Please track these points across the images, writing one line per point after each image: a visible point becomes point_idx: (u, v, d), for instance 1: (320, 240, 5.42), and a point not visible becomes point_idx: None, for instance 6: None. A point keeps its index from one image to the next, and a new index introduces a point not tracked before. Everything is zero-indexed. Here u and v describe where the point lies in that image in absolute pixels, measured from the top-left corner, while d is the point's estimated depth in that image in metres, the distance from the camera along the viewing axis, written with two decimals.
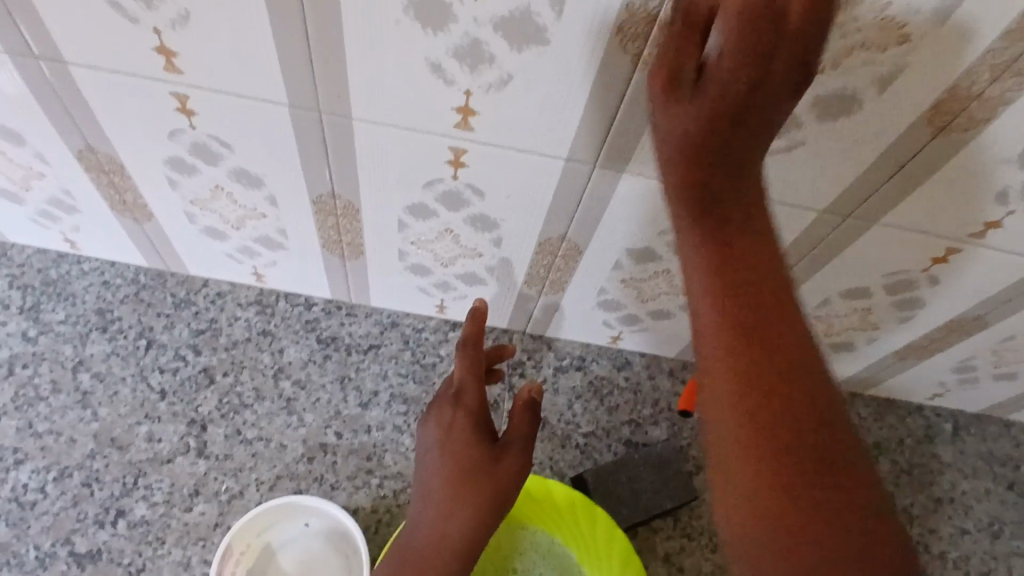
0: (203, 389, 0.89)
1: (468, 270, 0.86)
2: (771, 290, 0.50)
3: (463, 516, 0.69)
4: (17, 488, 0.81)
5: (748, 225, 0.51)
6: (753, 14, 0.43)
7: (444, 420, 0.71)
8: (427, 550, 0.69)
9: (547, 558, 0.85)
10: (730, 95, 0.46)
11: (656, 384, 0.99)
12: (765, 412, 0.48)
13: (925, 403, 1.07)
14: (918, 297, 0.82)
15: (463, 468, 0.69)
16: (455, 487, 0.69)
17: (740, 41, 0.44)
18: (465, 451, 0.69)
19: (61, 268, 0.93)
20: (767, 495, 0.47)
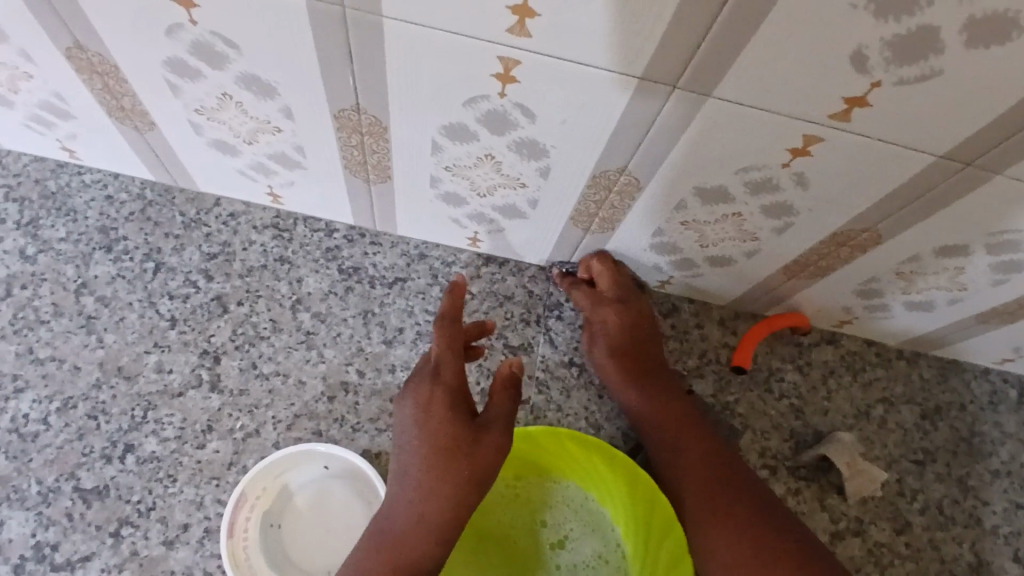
0: (216, 318, 0.82)
1: (508, 201, 0.76)
2: (657, 360, 0.81)
3: (443, 499, 0.65)
4: (19, 418, 0.76)
5: (647, 349, 0.81)
6: (596, 298, 0.82)
7: (422, 396, 0.68)
8: (405, 540, 0.64)
9: (578, 513, 0.80)
10: (608, 310, 0.81)
11: (704, 334, 0.92)
12: (697, 462, 0.73)
13: (993, 368, 0.98)
14: (1021, 260, 0.71)
15: (445, 445, 0.66)
16: (438, 470, 0.65)
17: (592, 299, 0.83)
18: (445, 428, 0.66)
19: (61, 180, 0.85)
20: (719, 517, 0.69)
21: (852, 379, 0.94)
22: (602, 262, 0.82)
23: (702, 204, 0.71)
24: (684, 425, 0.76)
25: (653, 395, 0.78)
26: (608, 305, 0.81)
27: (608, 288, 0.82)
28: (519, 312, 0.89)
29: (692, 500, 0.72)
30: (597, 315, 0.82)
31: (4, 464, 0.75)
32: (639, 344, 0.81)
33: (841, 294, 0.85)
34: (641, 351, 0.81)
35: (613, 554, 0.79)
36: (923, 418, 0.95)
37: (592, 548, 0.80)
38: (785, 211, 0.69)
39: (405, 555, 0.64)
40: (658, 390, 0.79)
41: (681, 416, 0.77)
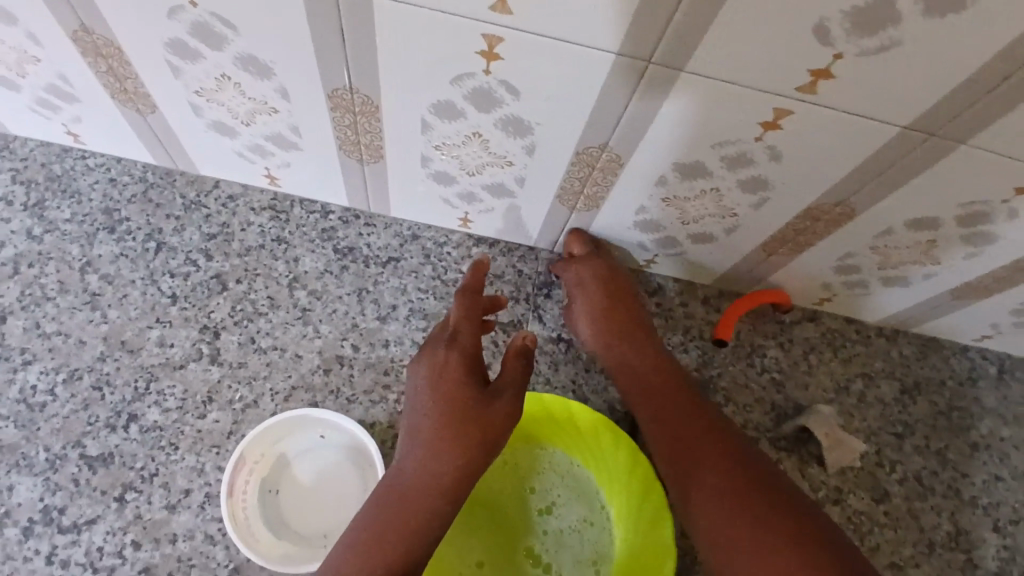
0: (216, 295, 0.85)
1: (496, 180, 0.79)
2: (643, 331, 0.85)
3: (450, 459, 0.68)
4: (26, 389, 0.80)
5: (632, 320, 0.85)
6: (574, 270, 0.87)
7: (437, 360, 0.71)
8: (411, 498, 0.67)
9: (564, 478, 0.83)
10: (587, 282, 0.86)
11: (689, 311, 0.95)
12: (691, 438, 0.73)
13: (972, 345, 1.01)
14: (990, 231, 0.74)
15: (455, 409, 0.69)
16: (448, 431, 0.68)
17: (571, 271, 0.87)
18: (459, 390, 0.69)
19: (65, 163, 0.88)
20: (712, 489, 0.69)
21: (832, 355, 0.97)
22: (576, 237, 0.86)
23: (682, 180, 0.74)
24: (679, 404, 0.77)
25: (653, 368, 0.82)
26: (587, 277, 0.86)
27: (586, 255, 0.86)
28: (509, 290, 0.92)
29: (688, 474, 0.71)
30: (577, 286, 0.86)
31: (13, 433, 0.78)
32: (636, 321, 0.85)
33: (820, 271, 0.88)
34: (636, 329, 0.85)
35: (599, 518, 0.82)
36: (902, 392, 0.98)
37: (580, 512, 0.82)
38: (761, 185, 0.72)
39: (412, 514, 0.67)
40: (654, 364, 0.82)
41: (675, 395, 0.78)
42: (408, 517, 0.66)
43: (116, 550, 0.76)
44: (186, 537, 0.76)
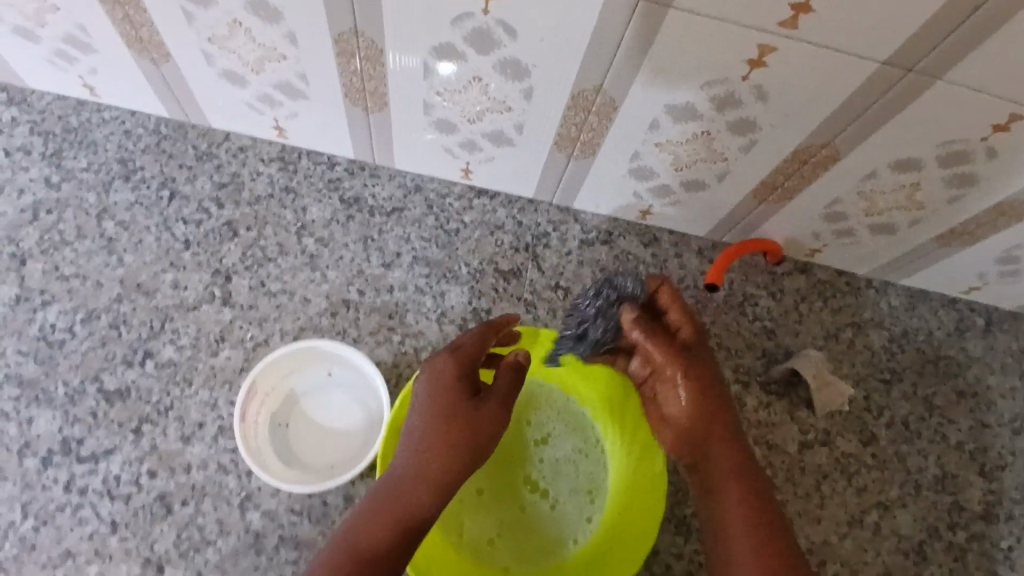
0: (227, 241, 0.89)
1: (495, 127, 0.82)
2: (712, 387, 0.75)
3: (447, 464, 0.68)
4: (46, 327, 0.84)
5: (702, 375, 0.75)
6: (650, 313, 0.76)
7: (434, 365, 0.71)
8: (405, 491, 0.67)
9: (560, 413, 0.85)
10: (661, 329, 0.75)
11: (684, 262, 0.98)
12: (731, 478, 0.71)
13: (960, 297, 1.03)
14: (971, 171, 0.77)
15: (445, 409, 0.69)
16: (451, 441, 0.68)
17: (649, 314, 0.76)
18: (462, 403, 0.70)
19: (82, 116, 0.92)
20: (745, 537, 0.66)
21: (822, 304, 1.00)
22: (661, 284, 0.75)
23: (674, 123, 0.77)
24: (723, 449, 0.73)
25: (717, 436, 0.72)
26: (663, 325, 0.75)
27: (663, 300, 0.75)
28: (509, 240, 0.95)
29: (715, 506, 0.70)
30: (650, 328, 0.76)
31: (34, 368, 0.82)
32: (708, 389, 0.73)
33: (810, 219, 0.91)
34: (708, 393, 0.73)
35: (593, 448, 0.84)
36: (891, 341, 1.01)
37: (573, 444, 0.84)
38: (749, 127, 0.75)
39: (404, 513, 0.66)
40: (718, 430, 0.72)
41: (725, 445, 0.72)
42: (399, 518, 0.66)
43: (133, 479, 0.80)
44: (199, 467, 0.80)
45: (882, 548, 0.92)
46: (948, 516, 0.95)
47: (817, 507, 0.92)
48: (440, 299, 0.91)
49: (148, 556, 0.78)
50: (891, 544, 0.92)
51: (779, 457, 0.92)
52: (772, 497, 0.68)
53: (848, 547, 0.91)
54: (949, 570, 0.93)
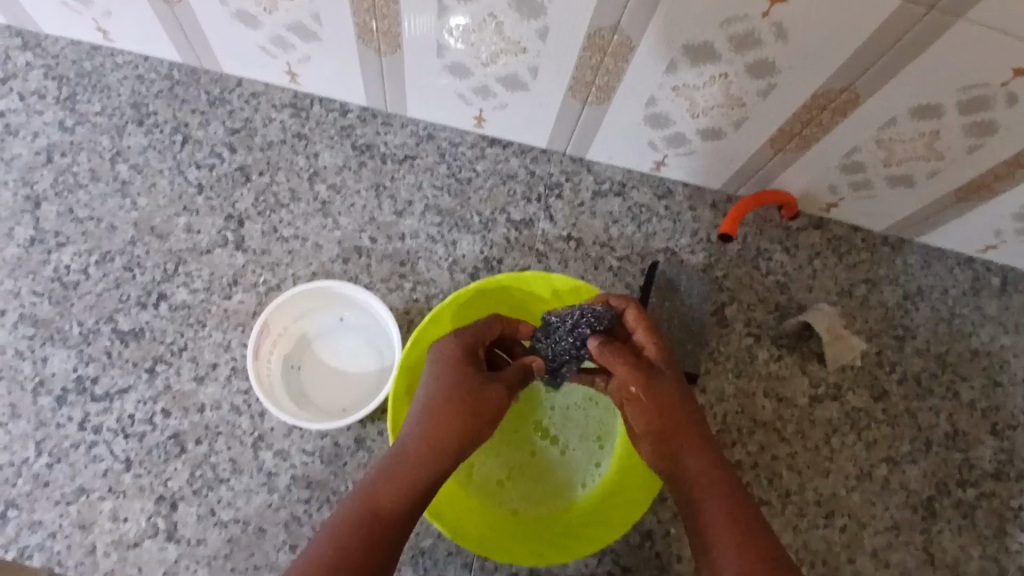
0: (240, 186, 0.89)
1: (510, 71, 0.81)
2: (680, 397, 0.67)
3: (461, 423, 0.63)
4: (61, 269, 0.85)
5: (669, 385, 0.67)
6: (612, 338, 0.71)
7: (438, 347, 0.68)
8: (409, 456, 0.61)
9: None
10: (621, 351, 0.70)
11: (697, 215, 0.97)
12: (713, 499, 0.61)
13: (976, 256, 1.01)
14: (992, 120, 0.74)
15: (454, 382, 0.65)
16: (466, 409, 0.64)
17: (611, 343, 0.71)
18: (473, 374, 0.66)
19: (95, 61, 0.92)
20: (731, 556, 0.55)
21: (837, 260, 0.99)
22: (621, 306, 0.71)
23: (691, 65, 0.75)
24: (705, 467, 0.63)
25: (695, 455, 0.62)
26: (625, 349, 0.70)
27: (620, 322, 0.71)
28: (521, 190, 0.94)
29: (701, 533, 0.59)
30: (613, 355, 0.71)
31: (49, 308, 0.84)
32: (678, 406, 0.65)
33: (827, 170, 0.89)
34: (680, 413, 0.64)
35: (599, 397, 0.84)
36: (905, 298, 0.99)
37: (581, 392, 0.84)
38: (768, 69, 0.73)
39: (416, 478, 0.60)
40: (691, 444, 0.63)
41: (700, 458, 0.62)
42: (413, 483, 0.60)
43: (147, 418, 0.80)
44: (212, 407, 0.81)
45: (891, 502, 0.91)
46: (958, 472, 0.93)
47: (826, 459, 0.91)
48: (452, 248, 0.91)
49: (162, 492, 0.78)
50: (900, 498, 0.91)
51: (788, 410, 0.92)
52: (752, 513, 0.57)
53: (857, 500, 0.90)
54: (958, 527, 0.91)
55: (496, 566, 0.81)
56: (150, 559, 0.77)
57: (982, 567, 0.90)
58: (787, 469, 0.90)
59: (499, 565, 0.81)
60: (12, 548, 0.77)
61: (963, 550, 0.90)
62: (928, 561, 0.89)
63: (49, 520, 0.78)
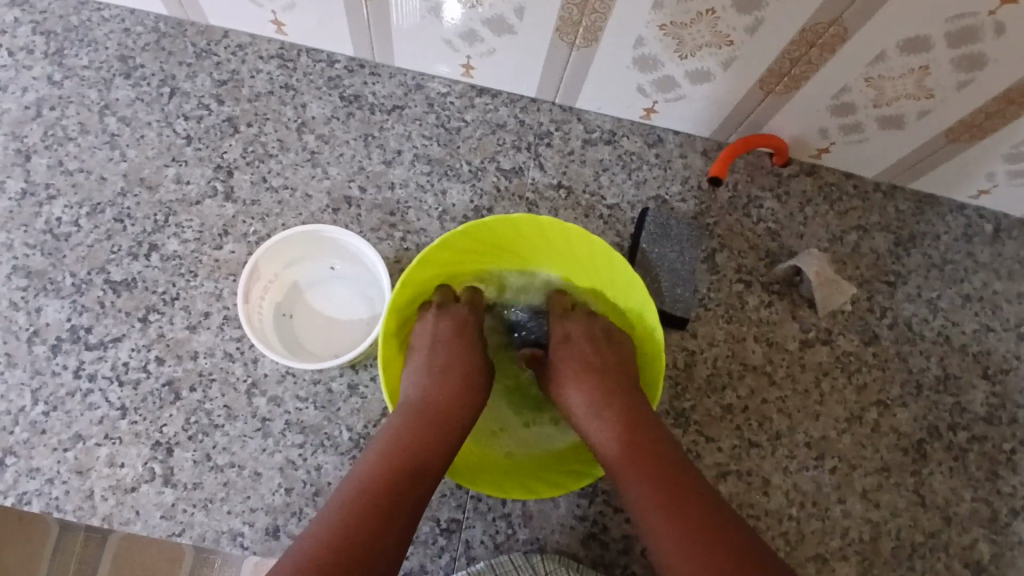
0: (228, 137, 0.89)
1: (495, 12, 0.80)
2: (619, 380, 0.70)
3: (458, 379, 0.67)
4: (52, 221, 0.85)
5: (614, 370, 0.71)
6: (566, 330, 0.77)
7: (460, 321, 0.74)
8: (431, 414, 0.64)
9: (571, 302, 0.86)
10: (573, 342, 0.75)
11: (688, 163, 0.97)
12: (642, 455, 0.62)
13: (969, 202, 0.99)
14: (981, 53, 0.72)
15: (473, 355, 0.71)
16: (461, 370, 0.69)
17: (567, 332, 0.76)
18: (476, 349, 0.72)
19: (81, 15, 0.91)
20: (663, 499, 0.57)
21: (829, 207, 0.98)
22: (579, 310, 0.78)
23: (677, 2, 0.74)
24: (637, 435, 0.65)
25: (599, 412, 0.67)
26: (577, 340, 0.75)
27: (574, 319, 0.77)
28: (511, 139, 0.94)
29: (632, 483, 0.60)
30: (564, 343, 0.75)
31: (41, 260, 0.84)
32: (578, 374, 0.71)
33: (816, 112, 0.88)
34: (583, 376, 0.70)
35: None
36: (896, 245, 0.98)
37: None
38: (755, 4, 0.72)
39: (444, 435, 0.63)
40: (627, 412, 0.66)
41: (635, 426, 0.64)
42: (437, 440, 0.62)
43: (142, 365, 0.81)
44: (206, 354, 0.82)
45: (881, 444, 0.91)
46: (949, 416, 0.93)
47: (815, 403, 0.92)
48: (441, 197, 0.91)
49: (158, 438, 0.79)
50: (890, 441, 0.92)
51: (778, 354, 0.93)
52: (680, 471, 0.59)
53: (846, 443, 0.91)
54: (949, 470, 0.91)
55: (489, 507, 0.82)
56: (146, 503, 0.78)
57: (973, 509, 0.90)
58: (777, 412, 0.91)
59: (492, 506, 0.82)
60: (11, 494, 0.78)
61: (954, 492, 0.91)
62: (919, 503, 0.90)
63: (48, 466, 0.79)
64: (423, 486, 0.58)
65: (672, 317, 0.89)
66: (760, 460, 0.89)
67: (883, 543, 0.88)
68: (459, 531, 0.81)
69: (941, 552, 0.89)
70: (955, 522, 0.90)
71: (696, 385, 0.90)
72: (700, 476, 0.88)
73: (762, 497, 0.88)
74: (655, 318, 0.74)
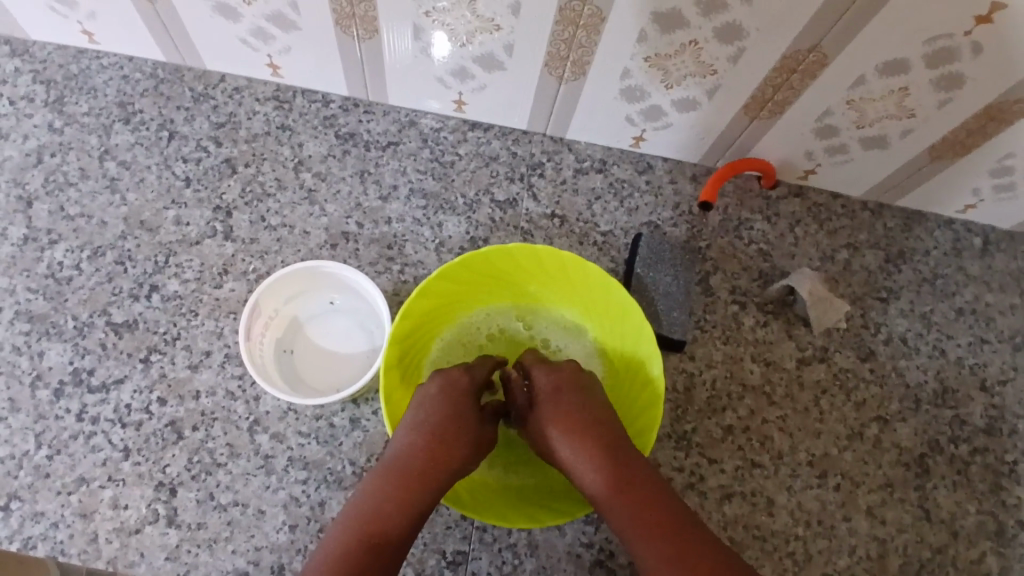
0: (227, 178, 0.91)
1: (486, 50, 0.82)
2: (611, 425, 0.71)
3: (437, 441, 0.68)
4: (54, 265, 0.86)
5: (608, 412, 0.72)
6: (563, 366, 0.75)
7: (446, 372, 0.72)
8: (408, 474, 0.66)
9: (573, 326, 0.87)
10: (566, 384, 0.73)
11: (678, 189, 0.99)
12: (640, 500, 0.66)
13: (956, 217, 1.01)
14: (958, 72, 0.75)
15: (458, 409, 0.70)
16: (439, 429, 0.68)
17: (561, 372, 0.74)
18: (461, 402, 0.71)
19: (81, 64, 0.94)
20: (664, 544, 0.63)
21: (818, 227, 1.00)
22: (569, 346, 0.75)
23: (660, 34, 0.76)
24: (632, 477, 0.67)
25: (588, 469, 0.68)
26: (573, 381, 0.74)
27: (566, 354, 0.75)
28: (504, 171, 0.96)
29: (634, 527, 0.65)
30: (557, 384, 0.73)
31: (43, 304, 0.85)
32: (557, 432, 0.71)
33: (801, 135, 0.90)
34: (565, 432, 0.70)
35: (590, 357, 0.86)
36: (887, 261, 1.00)
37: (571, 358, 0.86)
38: (736, 33, 0.75)
39: (419, 498, 0.65)
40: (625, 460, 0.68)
41: (631, 473, 0.67)
42: (411, 504, 0.65)
43: (144, 406, 0.81)
44: (207, 393, 0.82)
45: (883, 460, 0.92)
46: (949, 429, 0.94)
47: (815, 421, 0.92)
48: (438, 230, 0.92)
49: (161, 479, 0.79)
50: (892, 456, 0.92)
51: (777, 374, 0.93)
52: (677, 521, 0.64)
53: (849, 460, 0.91)
54: (953, 483, 0.91)
55: (494, 537, 0.82)
56: (151, 545, 0.77)
57: (979, 522, 0.90)
58: (778, 431, 0.91)
59: (497, 537, 0.82)
60: (16, 539, 0.77)
61: (959, 505, 0.91)
62: (924, 517, 0.90)
63: (51, 510, 0.78)
64: (392, 552, 0.63)
65: (670, 341, 0.90)
66: (763, 480, 0.89)
67: (890, 560, 0.88)
68: (465, 563, 0.81)
69: (949, 566, 0.88)
70: (962, 536, 0.90)
71: (696, 407, 0.91)
72: (705, 498, 0.88)
73: (767, 517, 0.88)
74: (651, 335, 0.75)
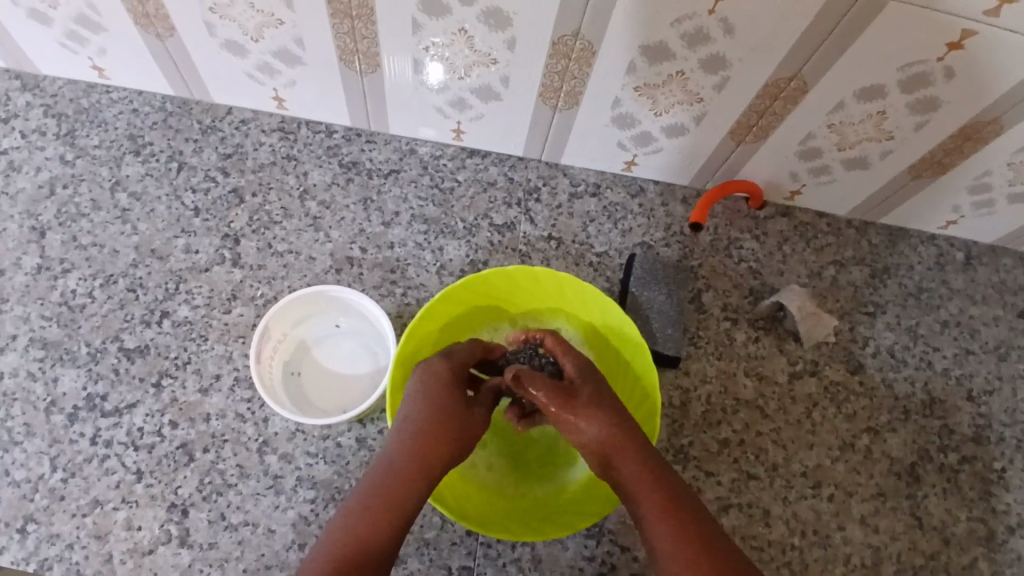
0: (235, 206, 0.94)
1: (483, 82, 0.86)
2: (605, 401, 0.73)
3: (428, 437, 0.70)
4: (68, 293, 0.89)
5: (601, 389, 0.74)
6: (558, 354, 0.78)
7: (433, 366, 0.75)
8: (399, 473, 0.67)
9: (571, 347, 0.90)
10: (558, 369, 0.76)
11: (670, 211, 1.02)
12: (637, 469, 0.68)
13: (938, 233, 1.05)
14: (933, 96, 0.79)
15: (448, 403, 0.72)
16: (428, 424, 0.70)
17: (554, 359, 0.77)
18: (449, 396, 0.73)
19: (92, 98, 0.98)
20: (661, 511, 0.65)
21: (805, 245, 1.04)
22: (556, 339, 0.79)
23: (649, 65, 0.80)
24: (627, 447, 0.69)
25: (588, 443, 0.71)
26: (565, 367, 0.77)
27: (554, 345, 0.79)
28: (502, 196, 0.99)
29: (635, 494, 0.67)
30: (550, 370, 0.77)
31: (56, 331, 0.87)
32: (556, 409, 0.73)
33: (786, 158, 0.94)
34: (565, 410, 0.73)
35: None
36: (872, 277, 1.03)
37: None
38: (720, 64, 0.79)
39: (408, 496, 0.66)
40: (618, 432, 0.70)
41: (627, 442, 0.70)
42: (404, 502, 0.66)
43: (156, 429, 0.84)
44: (218, 415, 0.84)
45: (875, 470, 0.94)
46: (938, 439, 0.96)
47: (808, 433, 0.95)
48: (439, 253, 0.95)
49: (173, 500, 0.81)
50: (883, 466, 0.94)
51: (769, 388, 0.96)
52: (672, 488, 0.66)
53: (841, 470, 0.94)
54: (943, 491, 0.94)
55: (498, 551, 0.84)
56: (164, 564, 0.79)
57: (970, 528, 0.93)
58: (772, 443, 0.94)
59: (501, 552, 0.84)
60: (32, 561, 0.79)
61: (950, 512, 0.93)
62: (917, 525, 0.92)
63: (66, 532, 0.80)
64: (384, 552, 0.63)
65: (664, 358, 0.93)
66: (759, 491, 0.92)
67: (885, 567, 0.90)
68: None
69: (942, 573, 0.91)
70: (953, 542, 0.92)
71: (692, 422, 0.93)
72: None
73: (764, 528, 0.90)
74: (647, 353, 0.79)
